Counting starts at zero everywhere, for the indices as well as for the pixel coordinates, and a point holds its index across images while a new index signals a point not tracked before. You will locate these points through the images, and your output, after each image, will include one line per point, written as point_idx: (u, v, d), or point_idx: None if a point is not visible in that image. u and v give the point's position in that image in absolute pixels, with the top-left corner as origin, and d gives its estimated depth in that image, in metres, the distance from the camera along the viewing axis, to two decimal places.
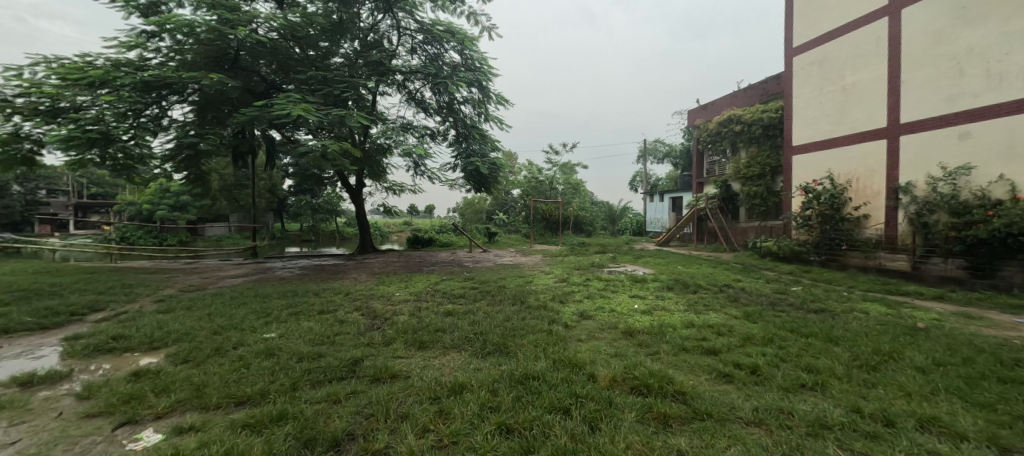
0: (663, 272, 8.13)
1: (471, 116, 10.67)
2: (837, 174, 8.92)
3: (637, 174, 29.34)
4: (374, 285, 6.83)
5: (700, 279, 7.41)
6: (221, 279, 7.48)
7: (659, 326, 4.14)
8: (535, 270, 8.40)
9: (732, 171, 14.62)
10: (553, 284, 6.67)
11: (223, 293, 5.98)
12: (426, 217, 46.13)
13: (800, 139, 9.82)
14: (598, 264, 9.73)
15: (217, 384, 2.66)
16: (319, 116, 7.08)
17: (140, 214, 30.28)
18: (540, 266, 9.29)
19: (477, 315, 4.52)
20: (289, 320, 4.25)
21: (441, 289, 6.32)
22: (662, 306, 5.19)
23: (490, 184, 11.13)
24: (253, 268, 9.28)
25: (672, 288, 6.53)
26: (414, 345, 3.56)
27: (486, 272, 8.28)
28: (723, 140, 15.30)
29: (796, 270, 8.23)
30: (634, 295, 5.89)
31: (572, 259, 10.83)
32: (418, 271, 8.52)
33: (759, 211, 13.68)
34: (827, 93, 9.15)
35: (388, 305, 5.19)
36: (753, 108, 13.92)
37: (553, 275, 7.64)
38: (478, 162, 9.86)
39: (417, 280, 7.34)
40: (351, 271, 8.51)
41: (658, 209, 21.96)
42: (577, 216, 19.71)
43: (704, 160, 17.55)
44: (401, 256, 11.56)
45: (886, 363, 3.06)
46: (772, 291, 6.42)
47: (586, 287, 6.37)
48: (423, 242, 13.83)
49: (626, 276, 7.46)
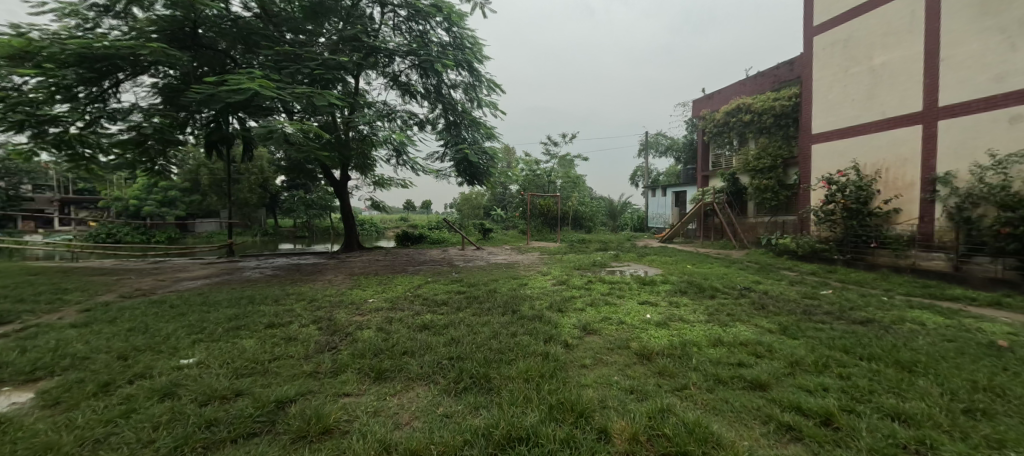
0: (673, 273, 7.34)
1: (462, 101, 9.82)
2: (863, 164, 8.12)
3: (638, 169, 28.53)
4: (348, 289, 6.02)
5: (715, 281, 6.61)
6: (178, 282, 6.64)
7: (682, 346, 3.34)
8: (531, 271, 7.59)
9: (741, 164, 13.81)
10: (550, 288, 5.86)
11: (167, 299, 5.14)
12: (424, 213, 45.31)
13: (821, 126, 9.01)
14: (600, 264, 8.94)
15: (64, 449, 1.84)
16: (284, 94, 6.21)
17: (127, 210, 29.43)
18: (537, 265, 8.48)
19: (458, 330, 3.72)
20: (223, 339, 3.43)
21: (421, 294, 5.50)
22: (680, 316, 4.39)
23: (483, 175, 10.28)
24: (222, 268, 8.45)
25: (685, 293, 5.72)
26: (370, 375, 2.76)
27: (477, 273, 7.48)
28: (731, 131, 14.48)
29: (820, 270, 7.44)
30: (643, 301, 5.10)
31: (572, 257, 10.04)
32: (402, 272, 7.71)
33: (770, 205, 12.87)
34: (851, 75, 8.33)
35: (356, 315, 4.40)
36: (764, 96, 13.10)
37: (550, 277, 6.82)
38: (469, 151, 9.00)
39: (399, 283, 6.53)
40: (328, 272, 7.69)
41: (659, 205, 21.19)
42: (576, 212, 18.92)
43: (709, 153, 16.73)
44: (388, 254, 10.75)
45: (998, 407, 2.27)
46: (800, 296, 5.64)
47: (588, 292, 5.56)
48: (413, 239, 13.00)
49: (631, 278, 6.65)
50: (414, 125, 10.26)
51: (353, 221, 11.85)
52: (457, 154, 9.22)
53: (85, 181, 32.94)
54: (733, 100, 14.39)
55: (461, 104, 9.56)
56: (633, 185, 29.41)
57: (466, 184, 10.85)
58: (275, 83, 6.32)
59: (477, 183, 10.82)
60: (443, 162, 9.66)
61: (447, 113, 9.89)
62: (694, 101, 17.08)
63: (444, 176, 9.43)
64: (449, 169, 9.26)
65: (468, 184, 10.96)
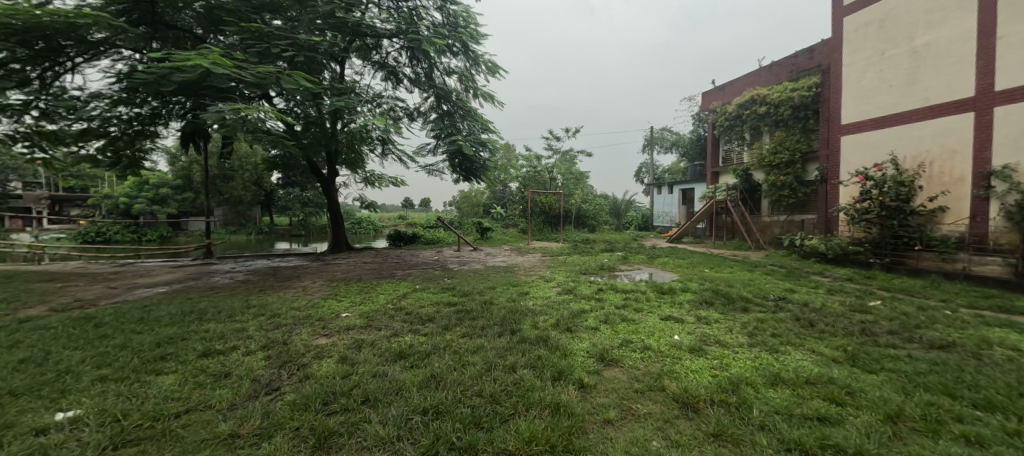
0: (692, 279, 6.55)
1: (457, 89, 9.01)
2: (901, 156, 7.30)
3: (643, 165, 27.64)
4: (322, 298, 5.23)
5: (742, 289, 5.79)
6: (131, 289, 5.85)
7: (734, 387, 2.55)
8: (533, 276, 6.76)
9: (755, 159, 12.98)
10: (554, 299, 5.05)
11: (102, 312, 4.34)
12: (423, 211, 44.48)
13: (852, 115, 8.17)
14: (609, 267, 8.12)
15: None
16: (244, 73, 5.39)
17: (118, 208, 28.70)
18: (538, 269, 7.64)
19: (441, 363, 2.93)
20: (134, 376, 2.63)
21: (404, 307, 4.69)
22: (715, 338, 3.59)
23: (479, 170, 9.46)
24: (191, 272, 7.65)
25: (711, 304, 4.92)
26: (309, 440, 1.95)
27: (471, 278, 6.65)
28: (744, 124, 13.64)
29: (856, 276, 6.63)
30: (666, 317, 4.29)
31: (577, 259, 9.22)
32: (390, 277, 6.92)
33: (788, 203, 12.04)
34: (888, 58, 7.49)
35: (320, 337, 3.60)
36: (780, 87, 12.28)
37: (554, 285, 5.99)
38: (464, 142, 8.12)
39: (382, 291, 5.71)
40: (306, 277, 6.90)
41: (665, 202, 20.29)
42: (579, 210, 18.10)
43: (719, 148, 15.88)
44: (378, 256, 9.97)
45: None
46: (846, 308, 4.85)
47: (598, 304, 4.75)
48: (405, 239, 12.19)
49: (646, 286, 5.83)
50: (405, 116, 9.46)
51: (341, 220, 11.04)
52: (450, 146, 8.37)
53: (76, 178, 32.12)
54: (746, 91, 13.56)
55: (455, 92, 8.75)
56: (637, 182, 28.53)
57: (462, 180, 10.03)
58: (236, 60, 5.50)
59: (473, 179, 9.99)
60: (435, 155, 8.83)
61: (440, 102, 9.10)
62: (703, 94, 16.23)
63: (436, 171, 8.57)
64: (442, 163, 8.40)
65: (464, 181, 10.14)
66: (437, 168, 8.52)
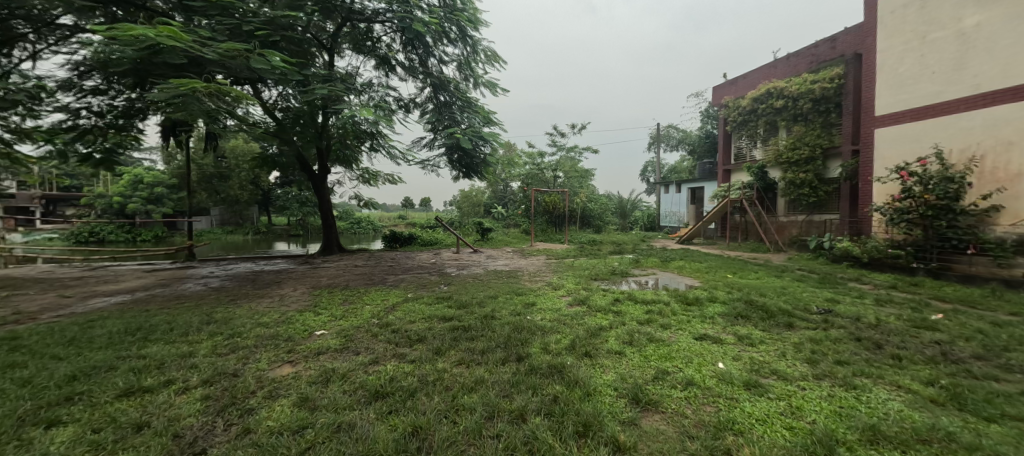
0: (717, 287, 5.86)
1: (455, 79, 8.32)
2: (947, 150, 6.58)
3: (649, 164, 26.95)
4: (298, 309, 4.57)
5: (777, 299, 5.10)
6: (87, 298, 5.18)
7: (824, 451, 1.86)
8: (539, 283, 6.06)
9: (771, 155, 12.27)
10: (567, 313, 4.37)
11: (32, 329, 3.67)
12: (423, 210, 43.83)
13: (887, 106, 7.47)
14: (622, 271, 7.42)
15: None
16: (205, 50, 4.74)
17: (112, 207, 28.12)
18: (544, 275, 6.95)
19: (428, 409, 2.24)
20: (12, 435, 1.96)
21: (392, 322, 4.01)
22: (770, 367, 2.91)
23: (479, 166, 8.77)
24: (164, 277, 6.97)
25: (748, 319, 4.24)
26: None
27: (470, 285, 5.96)
28: (759, 118, 12.95)
29: (901, 283, 5.92)
30: (701, 337, 3.61)
31: (586, 263, 8.50)
32: (380, 283, 6.24)
33: (808, 201, 11.33)
34: (930, 41, 6.79)
35: (284, 366, 2.90)
36: (799, 79, 11.59)
37: (564, 294, 5.31)
38: (463, 135, 7.43)
39: (369, 301, 5.04)
40: (287, 284, 6.23)
41: (672, 202, 19.53)
42: (584, 209, 17.41)
43: (730, 145, 15.18)
44: (372, 258, 9.30)
45: None
46: (907, 323, 4.16)
47: (617, 320, 4.07)
48: (401, 240, 11.51)
49: (668, 295, 5.14)
50: (399, 108, 8.78)
51: (332, 220, 10.39)
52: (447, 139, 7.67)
53: (71, 177, 31.55)
54: (761, 84, 12.86)
55: (453, 81, 8.06)
56: (642, 180, 27.80)
57: (461, 177, 9.35)
58: (199, 37, 4.85)
59: (473, 176, 9.30)
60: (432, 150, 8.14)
61: (438, 93, 8.42)
62: (714, 88, 15.53)
63: (433, 167, 7.86)
64: (439, 158, 7.69)
65: (464, 178, 9.46)
66: (434, 164, 7.81)
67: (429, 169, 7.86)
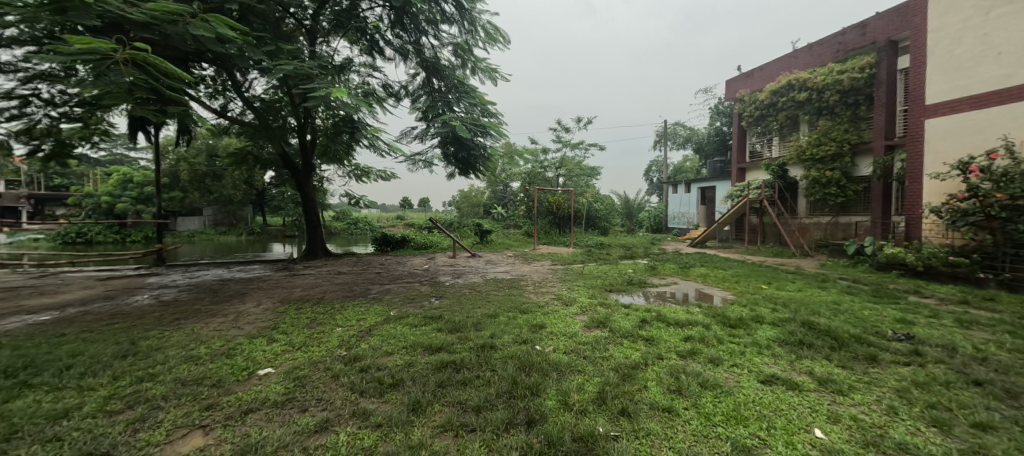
0: (758, 301, 4.95)
1: (451, 63, 7.44)
2: (1019, 142, 5.69)
3: (654, 163, 26.04)
4: (251, 333, 3.68)
5: (838, 319, 4.20)
6: (3, 317, 4.30)
7: None
8: (547, 298, 5.14)
9: (793, 152, 11.39)
10: (587, 341, 3.46)
11: None
12: (422, 211, 42.90)
13: (941, 93, 6.58)
14: (640, 281, 6.50)
15: None
16: (134, 13, 3.88)
17: (100, 207, 27.21)
18: (551, 286, 6.03)
19: None
20: None
21: (364, 354, 3.13)
22: (888, 437, 2.03)
23: (476, 161, 7.88)
24: (116, 286, 6.08)
25: (816, 349, 3.35)
26: None
27: (466, 300, 5.05)
28: (779, 113, 12.08)
29: (972, 298, 5.03)
30: (769, 379, 2.73)
31: (597, 270, 7.59)
32: (361, 296, 5.35)
33: (834, 201, 10.45)
34: (994, 18, 5.91)
35: (189, 436, 2.02)
36: (825, 69, 10.73)
37: (579, 313, 4.38)
38: (458, 124, 6.53)
39: (341, 320, 4.14)
40: (253, 296, 5.34)
41: (681, 202, 18.52)
42: (590, 210, 16.52)
43: (745, 142, 14.29)
44: (358, 264, 8.36)
45: None
46: (1018, 355, 3.29)
47: (652, 353, 3.17)
48: (392, 243, 10.58)
49: (706, 315, 4.24)
50: (388, 96, 7.88)
51: (318, 221, 9.55)
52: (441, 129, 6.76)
53: (61, 176, 30.66)
54: (781, 76, 12.00)
55: (448, 66, 7.18)
56: (647, 180, 26.83)
57: (457, 174, 8.45)
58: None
59: (470, 173, 8.40)
60: (424, 142, 7.23)
61: (432, 79, 7.54)
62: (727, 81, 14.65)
63: (425, 161, 6.95)
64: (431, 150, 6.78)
65: (460, 175, 8.56)
66: (427, 157, 6.90)
67: (419, 163, 6.94)
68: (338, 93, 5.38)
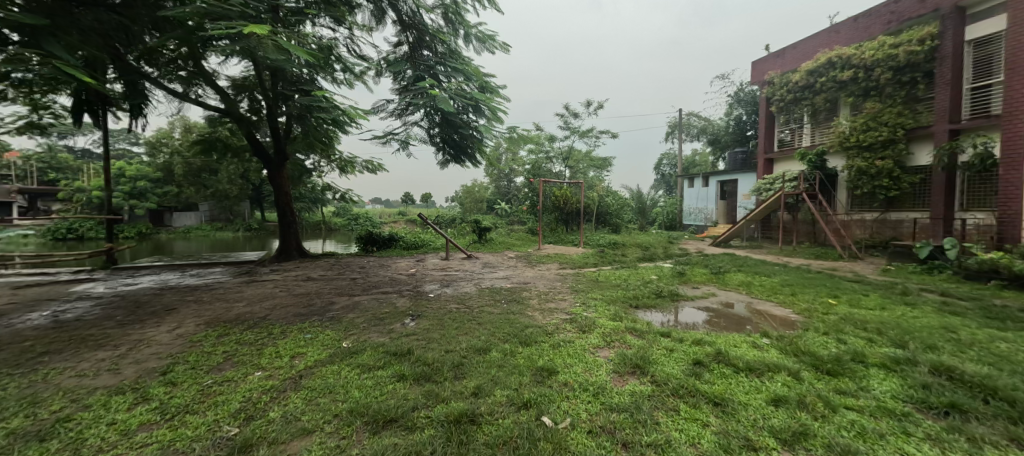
0: (841, 327, 3.67)
1: (439, 27, 6.19)
2: None
3: (665, 156, 24.67)
4: (110, 390, 2.44)
5: (973, 360, 2.93)
6: None
7: None
8: (556, 320, 3.89)
9: (834, 139, 10.01)
10: (621, 405, 2.22)
11: None
12: (423, 207, 41.87)
13: None
14: (671, 292, 5.22)
15: None
16: None
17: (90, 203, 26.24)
18: (560, 299, 4.78)
19: None
20: None
21: (259, 437, 1.92)
22: None
23: (470, 145, 6.64)
24: (24, 297, 4.92)
25: (993, 426, 2.08)
26: None
27: (449, 322, 3.83)
28: (817, 95, 10.69)
29: None
30: None
31: (614, 277, 6.31)
32: (317, 314, 4.16)
33: (884, 196, 9.10)
34: None
35: None
36: (876, 42, 9.31)
37: (601, 348, 3.13)
38: (444, 97, 5.26)
39: (268, 356, 2.95)
40: (177, 315, 4.14)
41: (698, 197, 16.97)
42: (601, 205, 15.17)
43: (773, 129, 12.88)
44: (333, 268, 7.18)
45: None
46: None
47: (734, 437, 1.91)
48: (378, 243, 9.42)
49: (785, 353, 2.96)
50: (366, 68, 6.68)
51: (292, 217, 8.39)
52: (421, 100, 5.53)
53: (54, 170, 29.67)
54: (820, 53, 10.58)
55: (433, 28, 5.94)
56: (658, 173, 25.37)
57: (449, 161, 7.21)
58: None
59: (464, 160, 7.15)
60: (404, 119, 6.02)
61: (416, 47, 6.32)
62: (754, 63, 13.27)
63: (402, 141, 5.74)
64: (408, 127, 5.57)
65: (453, 163, 7.32)
66: (406, 137, 5.70)
67: (397, 143, 5.74)
68: (256, 29, 4.25)
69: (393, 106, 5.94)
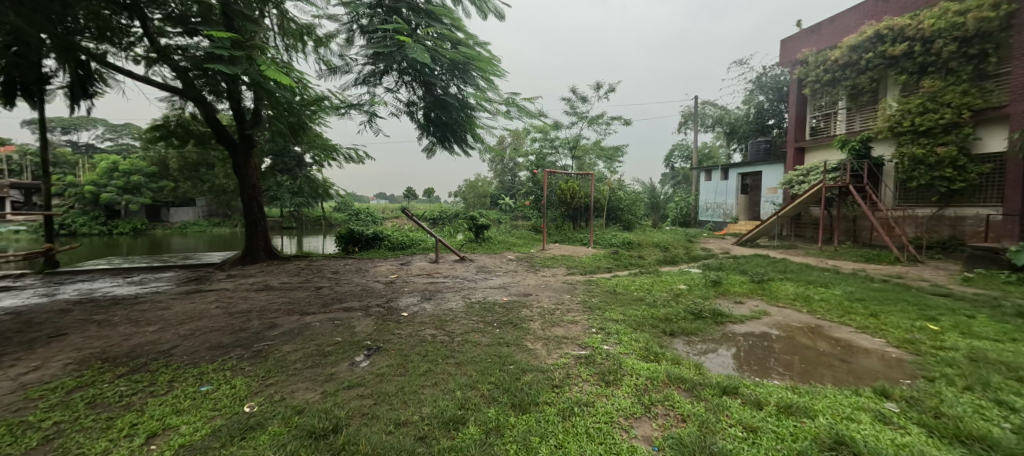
0: (984, 376, 2.50)
1: None
2: None
3: (676, 147, 23.36)
4: None
5: None
6: None
7: None
8: (565, 359, 2.77)
9: (881, 124, 8.74)
10: None
11: None
12: (427, 202, 40.89)
13: None
14: (710, 310, 4.09)
15: None
16: None
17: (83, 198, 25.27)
18: (569, 323, 3.63)
19: None
20: None
21: None
22: None
23: (459, 124, 5.47)
24: None
25: None
26: None
27: (413, 362, 2.73)
28: (860, 74, 9.41)
29: None
30: None
31: (634, 287, 5.14)
32: (241, 346, 3.06)
33: (944, 190, 7.89)
34: None
35: None
36: (938, 8, 7.99)
37: (638, 420, 2.00)
38: (421, 52, 4.09)
39: (111, 438, 1.85)
40: (53, 346, 3.07)
41: (716, 191, 15.65)
42: (612, 200, 13.94)
43: (805, 115, 11.61)
44: (302, 273, 6.13)
45: None
46: None
47: None
48: (361, 243, 8.40)
49: (942, 442, 1.81)
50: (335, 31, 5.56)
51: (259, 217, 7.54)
52: (390, 58, 4.42)
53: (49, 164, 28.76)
54: (865, 25, 9.28)
55: None
56: (669, 167, 24.06)
57: (434, 147, 6.08)
58: None
59: (453, 144, 5.95)
60: (373, 87, 4.92)
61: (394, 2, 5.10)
62: (782, 41, 12.01)
63: (369, 112, 4.64)
64: (375, 94, 4.46)
65: (440, 149, 6.15)
66: (372, 106, 4.58)
67: (361, 114, 4.63)
68: None
69: (360, 70, 4.85)
